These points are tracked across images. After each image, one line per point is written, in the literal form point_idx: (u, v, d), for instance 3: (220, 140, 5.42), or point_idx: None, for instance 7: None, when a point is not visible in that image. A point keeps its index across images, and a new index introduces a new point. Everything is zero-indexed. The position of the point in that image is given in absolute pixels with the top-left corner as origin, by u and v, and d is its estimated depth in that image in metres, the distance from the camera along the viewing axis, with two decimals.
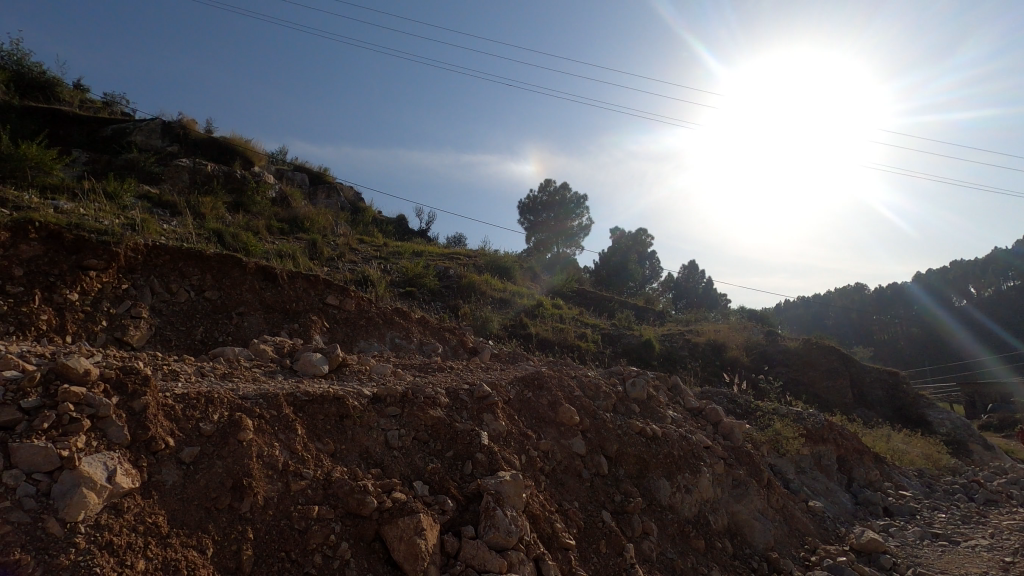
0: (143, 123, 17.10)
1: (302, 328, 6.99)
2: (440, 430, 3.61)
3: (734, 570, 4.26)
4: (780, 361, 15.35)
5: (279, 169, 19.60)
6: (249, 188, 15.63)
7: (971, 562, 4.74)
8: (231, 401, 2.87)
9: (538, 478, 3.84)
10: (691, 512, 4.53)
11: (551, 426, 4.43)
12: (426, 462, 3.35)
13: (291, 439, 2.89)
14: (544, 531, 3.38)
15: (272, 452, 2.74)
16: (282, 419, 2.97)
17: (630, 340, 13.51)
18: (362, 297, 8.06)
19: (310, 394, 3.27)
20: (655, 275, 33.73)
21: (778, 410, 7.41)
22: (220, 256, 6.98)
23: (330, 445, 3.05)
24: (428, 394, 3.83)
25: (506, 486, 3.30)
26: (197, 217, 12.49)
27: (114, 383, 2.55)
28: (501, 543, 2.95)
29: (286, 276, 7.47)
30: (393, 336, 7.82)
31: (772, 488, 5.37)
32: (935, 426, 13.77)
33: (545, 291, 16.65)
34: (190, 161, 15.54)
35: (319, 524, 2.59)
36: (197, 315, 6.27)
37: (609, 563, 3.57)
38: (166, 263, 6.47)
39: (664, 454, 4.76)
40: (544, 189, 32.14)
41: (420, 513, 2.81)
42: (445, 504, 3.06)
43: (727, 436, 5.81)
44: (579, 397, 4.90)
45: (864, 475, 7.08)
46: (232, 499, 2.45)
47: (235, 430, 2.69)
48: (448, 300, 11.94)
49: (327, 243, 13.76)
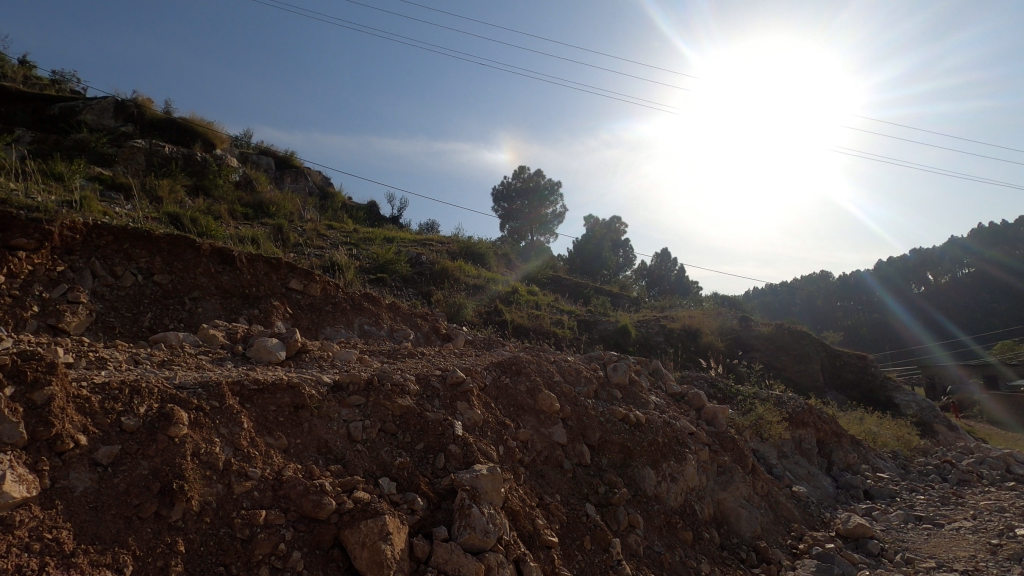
0: (94, 102, 16.08)
1: (263, 315, 6.54)
2: (409, 420, 3.28)
3: (723, 562, 4.05)
4: (754, 346, 15.40)
5: (244, 152, 18.77)
6: (210, 172, 14.91)
7: (958, 545, 4.63)
8: (163, 391, 2.49)
9: (517, 470, 3.54)
10: (677, 502, 4.30)
11: (530, 414, 4.14)
12: (394, 457, 3.01)
13: (235, 434, 2.51)
14: (525, 530, 3.08)
15: (211, 449, 2.36)
16: (226, 410, 2.58)
17: (606, 327, 13.35)
18: (329, 282, 7.62)
19: (260, 382, 2.89)
20: (629, 263, 33.74)
21: (759, 394, 7.28)
22: (171, 237, 6.49)
23: (282, 440, 2.69)
24: (397, 380, 3.49)
25: (482, 481, 2.99)
26: (153, 202, 11.78)
27: (9, 371, 2.15)
28: (477, 545, 2.65)
29: (246, 259, 7.00)
30: (362, 322, 7.43)
31: (757, 475, 5.21)
32: (902, 408, 14.01)
33: (520, 278, 16.35)
34: (146, 142, 14.69)
35: (266, 531, 2.23)
36: (145, 301, 5.78)
37: (595, 561, 3.30)
38: (109, 244, 5.94)
39: (648, 442, 4.51)
40: (518, 176, 31.77)
41: (386, 515, 2.48)
42: (414, 503, 2.74)
43: (711, 421, 5.63)
44: (559, 383, 4.62)
45: (844, 459, 7.01)
46: (160, 506, 2.09)
47: (165, 424, 2.30)
48: (421, 286, 11.53)
49: (294, 229, 13.20)
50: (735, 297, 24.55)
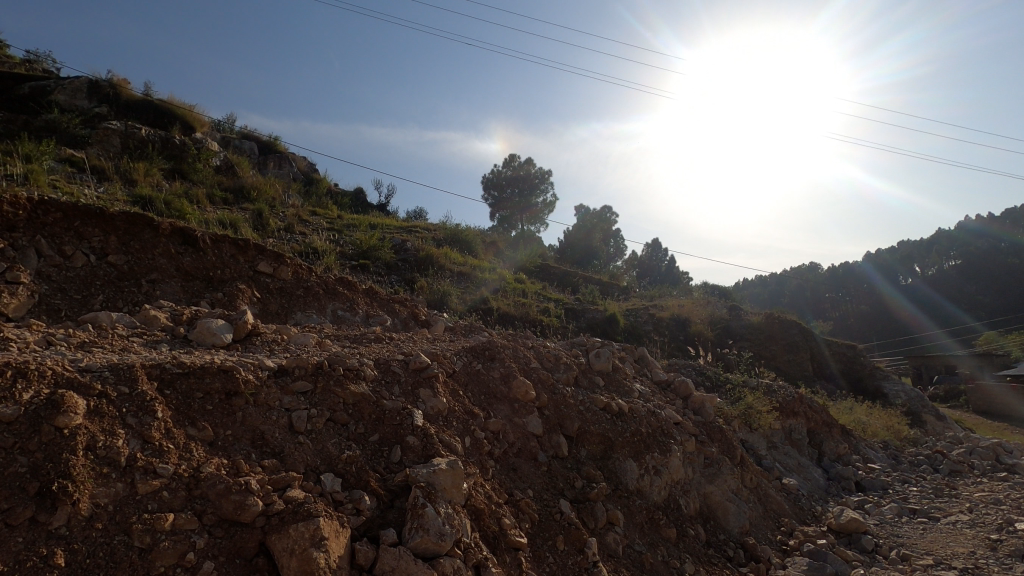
0: (67, 82, 15.47)
1: (227, 298, 6.15)
2: (363, 409, 2.96)
3: (710, 561, 3.77)
4: (743, 335, 15.18)
5: (225, 136, 18.20)
6: (189, 155, 14.35)
7: (956, 541, 4.40)
8: (59, 375, 2.15)
9: (485, 464, 3.22)
10: (661, 497, 4.01)
11: (502, 403, 3.82)
12: (342, 450, 2.68)
13: (146, 425, 2.17)
14: (489, 531, 2.77)
15: (112, 443, 2.03)
16: (137, 397, 2.24)
17: (594, 315, 13.05)
18: (302, 265, 7.24)
19: (186, 366, 2.55)
20: (620, 253, 33.49)
21: (748, 383, 7.02)
22: (128, 215, 6.08)
23: (208, 432, 2.35)
24: (351, 364, 3.15)
25: (441, 477, 2.67)
26: (126, 184, 11.27)
27: None
28: (431, 550, 2.34)
29: (210, 239, 6.60)
30: (335, 308, 7.07)
31: (746, 466, 4.94)
32: (890, 397, 13.88)
33: (509, 267, 16.01)
34: (121, 124, 14.10)
35: (173, 538, 1.90)
36: (97, 283, 5.39)
37: (568, 563, 3.00)
38: (58, 221, 5.53)
39: (631, 432, 4.21)
40: (509, 165, 31.34)
41: (321, 518, 2.15)
42: (360, 502, 2.42)
43: (698, 411, 5.34)
44: (536, 369, 4.31)
45: (834, 449, 6.77)
46: (37, 510, 1.76)
47: (52, 413, 1.96)
48: (404, 273, 11.16)
49: (274, 214, 12.74)
50: (725, 287, 24.36)
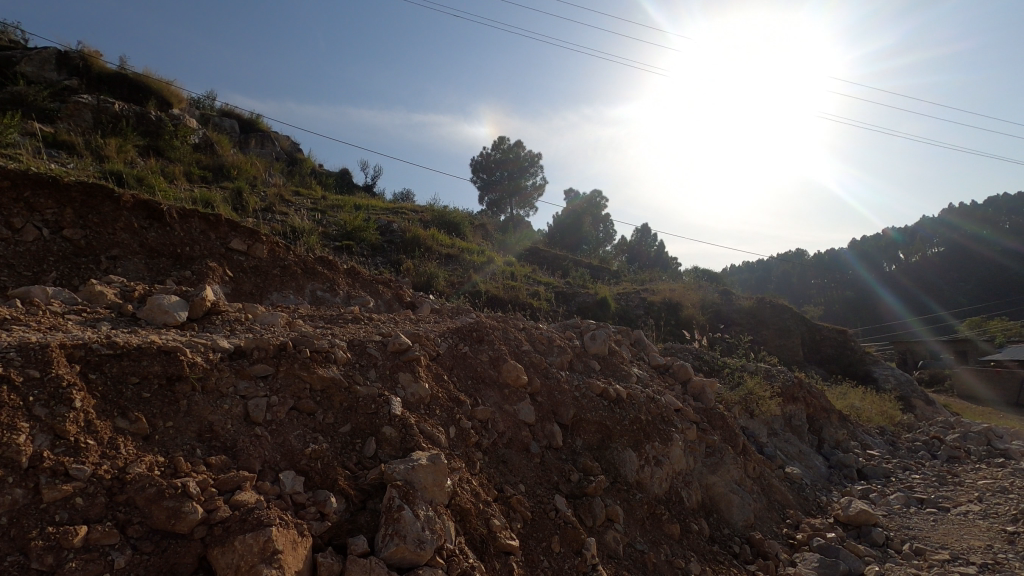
0: (34, 52, 14.62)
1: (196, 276, 5.68)
2: (333, 396, 2.59)
3: (715, 560, 3.48)
4: (734, 319, 14.98)
5: (205, 113, 17.43)
6: (166, 131, 13.64)
7: (972, 534, 4.17)
8: None
9: (471, 458, 2.89)
10: (662, 489, 3.72)
11: (491, 388, 3.48)
12: (306, 443, 2.32)
13: (59, 416, 1.80)
14: (476, 533, 2.44)
15: (11, 440, 1.66)
16: (49, 384, 1.87)
17: (585, 298, 12.73)
18: (278, 243, 6.78)
19: (118, 347, 2.17)
20: (610, 237, 33.15)
21: (747, 367, 6.76)
22: (85, 185, 5.59)
23: (143, 424, 1.99)
24: (320, 345, 2.78)
25: (420, 474, 2.32)
26: (97, 160, 10.63)
27: None
28: (407, 561, 2.00)
29: (177, 214, 6.12)
30: (314, 288, 6.66)
31: (749, 455, 4.66)
32: (881, 382, 13.79)
33: (498, 250, 15.62)
34: (92, 97, 13.33)
35: (83, 557, 1.54)
36: (50, 259, 4.91)
37: (564, 567, 2.69)
38: (5, 191, 5.04)
39: (629, 420, 3.89)
40: (498, 146, 30.70)
41: (274, 527, 1.79)
42: (325, 505, 2.08)
43: (698, 396, 5.03)
44: (528, 353, 3.98)
45: (834, 436, 6.53)
46: None
47: None
48: (390, 255, 10.72)
49: (255, 193, 12.18)
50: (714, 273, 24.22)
